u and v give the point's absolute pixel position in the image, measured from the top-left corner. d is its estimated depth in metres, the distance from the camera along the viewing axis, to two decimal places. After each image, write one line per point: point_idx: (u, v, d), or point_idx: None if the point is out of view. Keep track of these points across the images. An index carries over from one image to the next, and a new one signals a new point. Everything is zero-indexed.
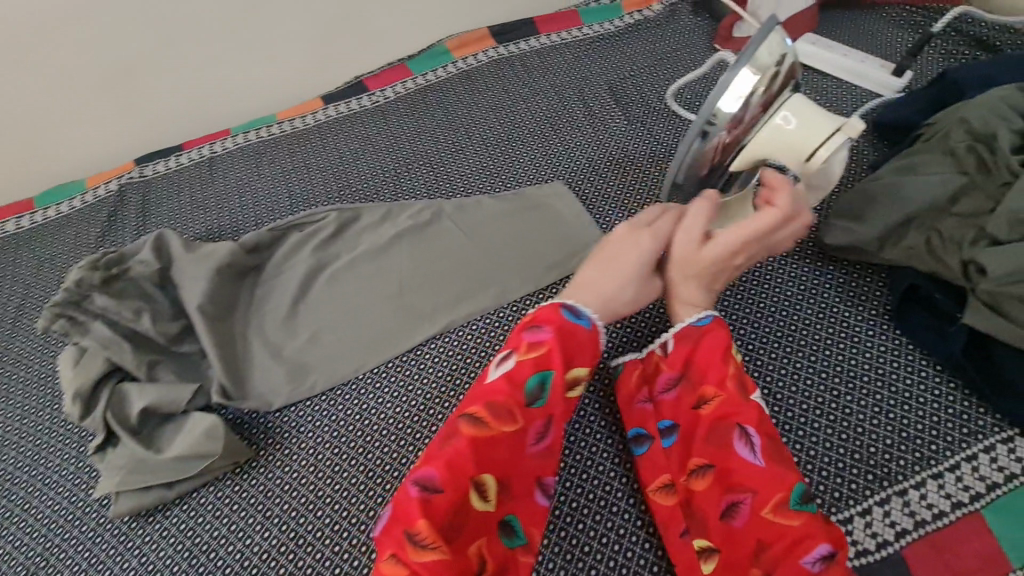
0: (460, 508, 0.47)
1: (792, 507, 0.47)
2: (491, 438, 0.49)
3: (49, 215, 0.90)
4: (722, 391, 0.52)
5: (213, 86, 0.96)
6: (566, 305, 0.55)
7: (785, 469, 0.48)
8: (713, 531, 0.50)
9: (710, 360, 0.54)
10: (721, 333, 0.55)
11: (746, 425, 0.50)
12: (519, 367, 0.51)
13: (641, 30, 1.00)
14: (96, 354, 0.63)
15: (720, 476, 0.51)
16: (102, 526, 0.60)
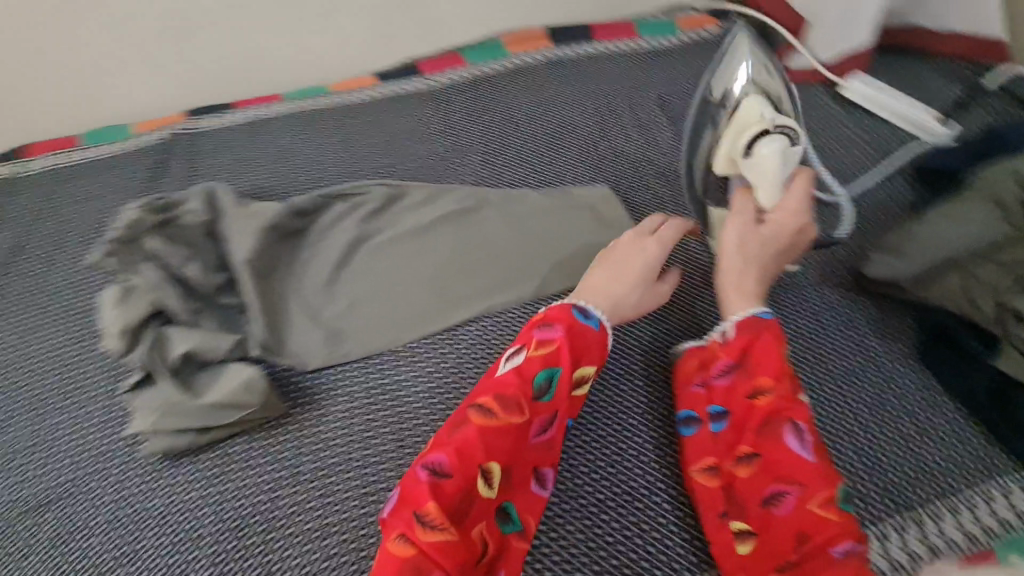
0: (466, 491, 0.51)
1: (835, 505, 0.50)
2: (499, 426, 0.54)
3: (98, 154, 0.91)
4: (776, 387, 0.55)
5: (271, 50, 0.97)
6: (577, 306, 0.61)
7: (828, 468, 0.52)
8: (752, 517, 0.53)
9: (765, 354, 0.56)
10: (775, 331, 0.58)
11: (798, 421, 0.53)
12: (527, 363, 0.56)
13: (694, 50, 1.02)
14: (144, 295, 0.64)
15: (767, 465, 0.53)
16: (132, 462, 0.61)
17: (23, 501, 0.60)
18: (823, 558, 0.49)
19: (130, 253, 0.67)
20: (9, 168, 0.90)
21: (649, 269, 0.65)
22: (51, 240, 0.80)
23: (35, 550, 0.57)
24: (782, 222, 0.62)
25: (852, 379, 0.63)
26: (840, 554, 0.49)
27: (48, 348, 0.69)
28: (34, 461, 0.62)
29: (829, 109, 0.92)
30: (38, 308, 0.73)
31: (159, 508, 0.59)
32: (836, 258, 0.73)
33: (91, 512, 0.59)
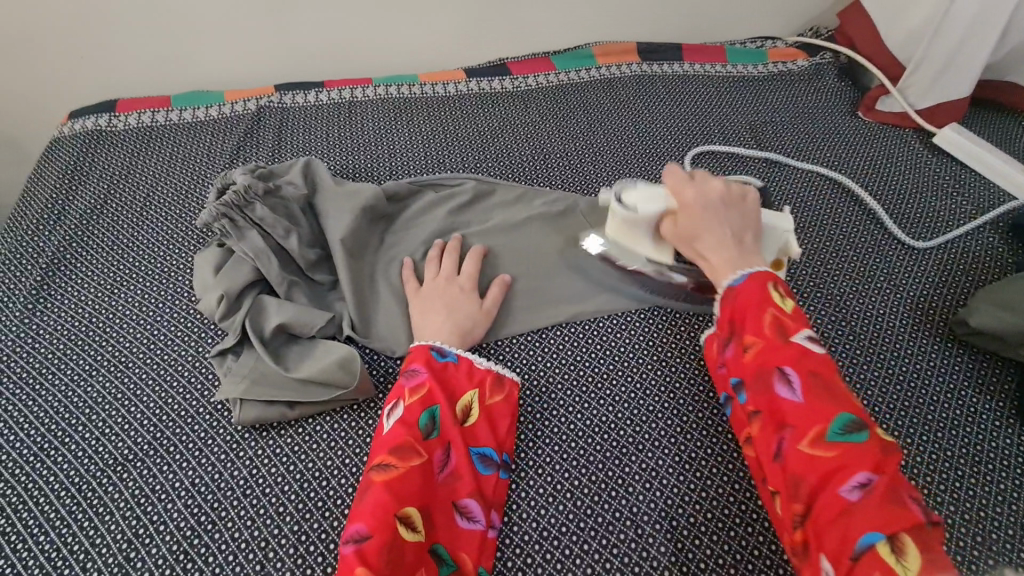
0: (390, 543, 0.49)
1: (831, 442, 0.48)
2: (402, 474, 0.53)
3: (184, 118, 0.90)
4: (759, 337, 0.54)
5: (364, 36, 0.98)
6: (433, 344, 0.62)
7: (826, 405, 0.49)
8: (766, 471, 0.51)
9: (748, 307, 0.56)
10: (755, 282, 0.56)
11: (782, 366, 0.52)
12: (408, 410, 0.57)
13: (783, 82, 1.02)
14: (245, 262, 0.66)
15: (768, 419, 0.52)
16: (216, 428, 0.60)
17: (102, 458, 0.59)
18: (830, 495, 0.46)
19: (238, 219, 0.67)
20: (93, 121, 0.88)
21: (469, 301, 0.67)
22: (139, 199, 0.80)
23: (112, 509, 0.56)
24: (691, 214, 0.62)
25: (945, 429, 0.64)
26: (851, 491, 0.46)
27: (135, 305, 0.69)
28: (117, 416, 0.61)
29: (921, 153, 0.91)
30: (126, 264, 0.73)
31: (242, 479, 0.57)
32: (931, 304, 0.73)
33: (172, 476, 0.57)
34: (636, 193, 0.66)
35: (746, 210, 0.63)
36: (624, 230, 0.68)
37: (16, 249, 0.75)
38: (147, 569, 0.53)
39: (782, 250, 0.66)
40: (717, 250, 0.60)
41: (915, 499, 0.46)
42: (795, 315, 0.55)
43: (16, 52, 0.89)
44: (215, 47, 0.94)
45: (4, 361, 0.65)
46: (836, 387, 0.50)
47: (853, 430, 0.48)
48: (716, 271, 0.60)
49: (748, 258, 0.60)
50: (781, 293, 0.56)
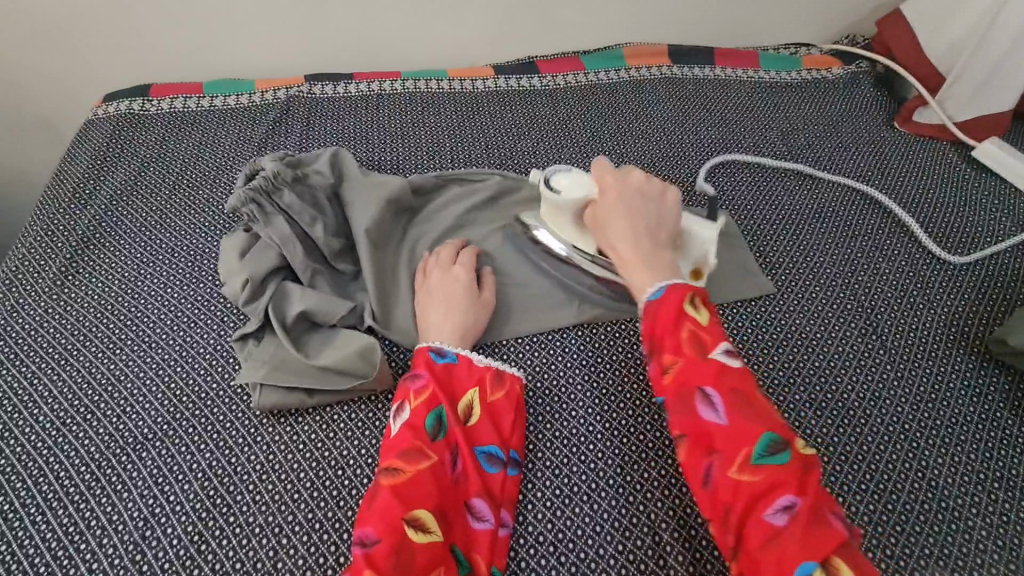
0: (399, 545, 0.47)
1: (755, 463, 0.47)
2: (410, 477, 0.52)
3: (215, 105, 0.90)
4: (679, 357, 0.52)
5: (394, 30, 0.98)
6: (432, 347, 0.61)
7: (748, 423, 0.48)
8: (703, 502, 0.49)
9: (666, 326, 0.53)
10: (673, 297, 0.54)
11: (703, 386, 0.50)
12: (413, 413, 0.56)
13: (817, 90, 1.00)
14: (270, 249, 0.66)
15: (694, 446, 0.50)
16: (235, 412, 0.60)
17: (122, 436, 0.59)
18: (756, 521, 0.45)
19: (266, 204, 0.68)
20: (128, 104, 0.90)
21: (464, 291, 0.66)
22: (168, 182, 0.81)
23: (129, 487, 0.56)
24: (607, 203, 0.63)
25: (980, 451, 0.62)
26: (776, 513, 0.45)
27: (160, 286, 0.70)
28: (138, 395, 0.62)
29: (959, 167, 0.88)
30: (153, 245, 0.74)
31: (259, 464, 0.57)
32: (966, 321, 0.71)
33: (190, 457, 0.58)
34: (567, 176, 0.68)
35: (662, 207, 0.63)
36: (551, 214, 0.69)
37: (47, 227, 0.76)
38: (160, 548, 0.53)
39: (699, 260, 0.66)
40: (628, 241, 0.60)
41: (840, 516, 0.46)
42: (712, 330, 0.53)
43: (56, 35, 0.91)
44: (247, 36, 0.95)
45: (31, 335, 0.66)
46: (756, 404, 0.49)
47: (776, 451, 0.47)
48: (625, 264, 0.60)
49: (657, 254, 0.59)
50: (697, 306, 0.54)
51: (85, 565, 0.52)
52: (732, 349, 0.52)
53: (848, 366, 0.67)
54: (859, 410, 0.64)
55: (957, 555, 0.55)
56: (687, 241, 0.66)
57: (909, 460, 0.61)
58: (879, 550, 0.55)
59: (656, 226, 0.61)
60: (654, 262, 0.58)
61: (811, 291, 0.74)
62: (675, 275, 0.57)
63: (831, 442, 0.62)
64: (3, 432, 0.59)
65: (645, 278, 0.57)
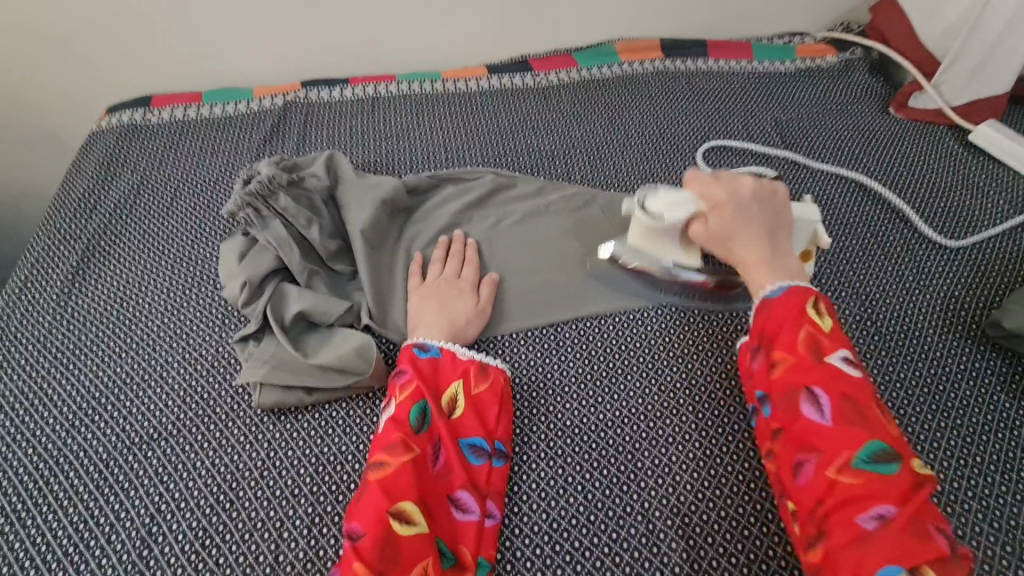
0: (385, 539, 0.50)
1: (857, 466, 0.48)
2: (393, 471, 0.53)
3: (215, 113, 0.92)
4: (792, 355, 0.54)
5: (388, 34, 0.99)
6: (416, 342, 0.63)
7: (854, 430, 0.50)
8: (789, 492, 0.51)
9: (779, 324, 0.56)
10: (792, 298, 0.57)
11: (813, 387, 0.52)
12: (398, 407, 0.57)
13: (812, 79, 1.00)
14: (267, 252, 0.68)
15: (790, 438, 0.52)
16: (236, 411, 0.62)
17: (128, 436, 0.61)
18: (847, 520, 0.47)
19: (262, 208, 0.69)
20: (129, 115, 0.92)
21: (459, 293, 0.68)
22: (170, 190, 0.83)
23: (136, 485, 0.58)
24: (722, 214, 0.62)
25: (978, 435, 0.61)
26: (868, 517, 0.47)
27: (163, 290, 0.72)
28: (143, 397, 0.63)
29: (956, 151, 0.88)
30: (156, 251, 0.76)
31: (260, 461, 0.59)
32: (962, 305, 0.71)
33: (194, 456, 0.59)
34: (660, 199, 0.65)
35: (775, 207, 0.64)
36: (648, 237, 0.67)
37: (53, 237, 0.78)
38: (166, 544, 0.54)
39: (812, 240, 0.67)
40: (753, 247, 0.61)
41: (943, 532, 0.46)
42: (832, 336, 0.55)
43: (59, 49, 0.93)
44: (243, 44, 0.97)
45: (41, 341, 0.68)
46: (870, 412, 0.51)
47: (882, 460, 0.48)
48: (747, 267, 0.61)
49: (780, 257, 0.61)
50: (819, 312, 0.56)
51: (94, 561, 0.54)
52: (851, 358, 0.54)
53: None
54: None
55: (954, 537, 0.55)
56: (798, 227, 0.66)
57: (905, 444, 0.61)
58: None
59: (775, 227, 0.63)
60: (779, 263, 0.61)
61: (807, 279, 0.74)
62: (801, 276, 0.60)
63: None
64: (14, 435, 0.61)
65: (770, 279, 0.60)
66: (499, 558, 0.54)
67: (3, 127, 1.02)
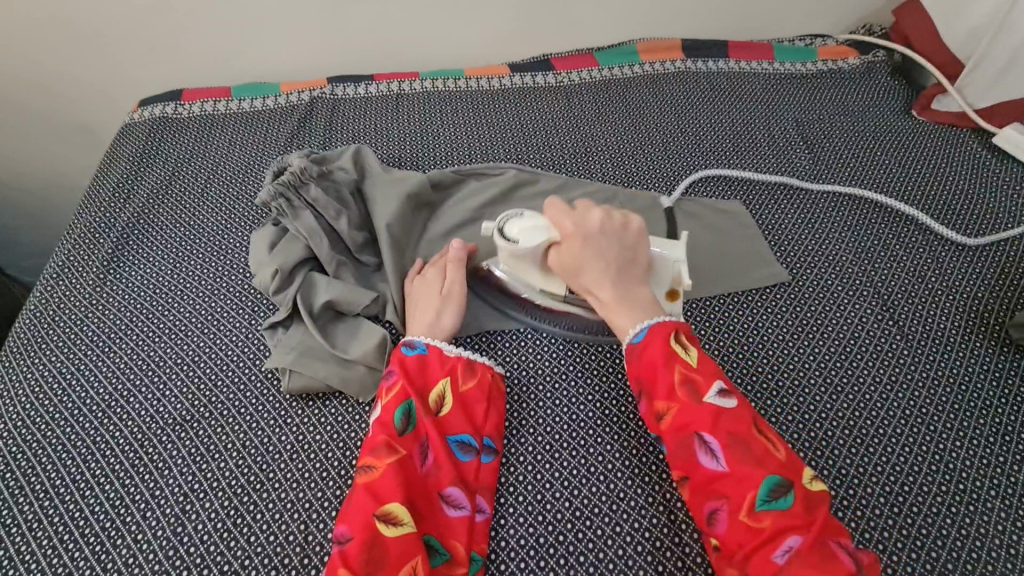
0: (370, 542, 0.49)
1: (759, 506, 0.49)
2: (378, 473, 0.53)
3: (243, 107, 0.94)
4: (672, 401, 0.54)
5: (413, 33, 1.01)
6: (404, 342, 0.63)
7: (749, 469, 0.50)
8: (710, 534, 0.51)
9: (655, 366, 0.56)
10: (659, 335, 0.57)
11: (701, 432, 0.52)
12: (385, 409, 0.57)
13: (833, 80, 1.00)
14: (299, 241, 0.70)
15: (697, 486, 0.52)
16: (267, 396, 0.64)
17: (163, 416, 0.63)
18: (764, 560, 0.47)
19: (294, 198, 0.71)
20: (161, 108, 0.94)
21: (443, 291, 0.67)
22: (200, 181, 0.85)
23: (170, 463, 0.60)
24: (571, 250, 0.61)
25: (999, 434, 0.62)
26: (780, 553, 0.47)
27: (195, 278, 0.74)
28: (177, 380, 0.65)
29: (980, 154, 0.88)
30: (188, 240, 0.78)
31: (291, 443, 0.60)
32: (985, 306, 0.71)
33: (226, 437, 0.61)
34: (519, 225, 0.63)
35: (627, 242, 0.62)
36: (512, 261, 0.65)
37: (89, 224, 0.80)
38: (199, 521, 0.56)
39: (676, 281, 0.64)
40: (604, 286, 0.60)
41: (846, 547, 0.47)
42: (704, 370, 0.55)
43: (93, 42, 0.96)
44: (272, 40, 0.99)
45: (79, 323, 0.71)
46: (756, 446, 0.51)
47: (779, 496, 0.49)
48: (605, 305, 0.61)
49: (634, 291, 0.61)
50: (685, 345, 0.57)
51: (131, 536, 0.56)
52: (726, 387, 0.54)
53: (865, 352, 0.68)
54: (875, 394, 0.64)
55: (978, 535, 0.56)
56: (659, 266, 0.65)
57: (926, 442, 0.61)
58: (896, 531, 0.56)
59: (628, 260, 0.61)
60: (631, 301, 0.60)
61: (826, 278, 0.74)
62: (657, 313, 0.60)
63: (847, 424, 0.62)
64: (53, 413, 0.63)
65: (626, 319, 0.60)
66: (522, 543, 0.55)
67: (38, 118, 1.05)
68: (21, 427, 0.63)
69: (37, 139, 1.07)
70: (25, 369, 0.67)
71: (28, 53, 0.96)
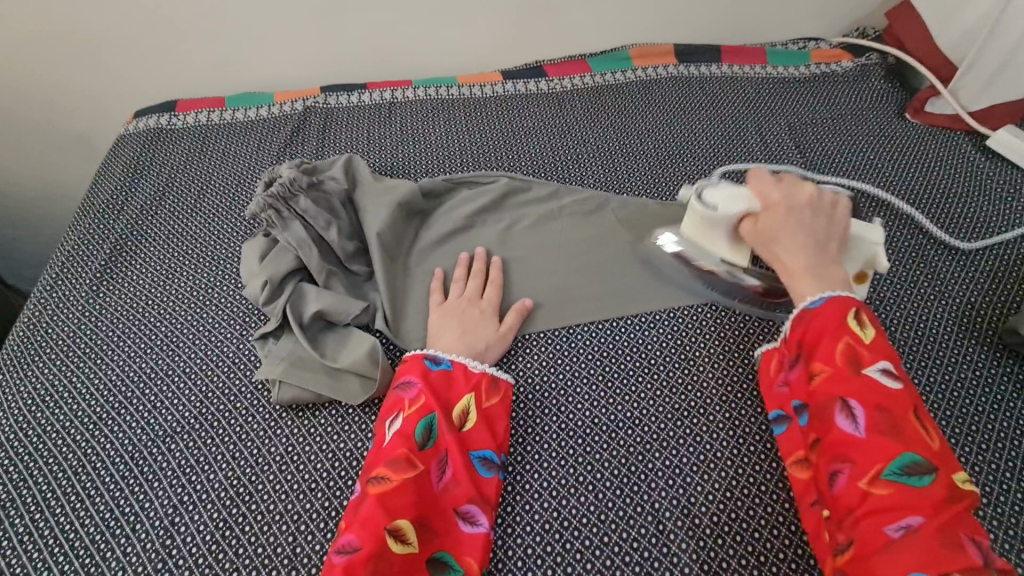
0: (378, 555, 0.50)
1: (889, 477, 0.48)
2: (395, 486, 0.53)
3: (237, 117, 0.95)
4: (830, 366, 0.54)
5: (406, 42, 1.02)
6: (428, 354, 0.63)
7: (891, 442, 0.49)
8: (822, 497, 0.52)
9: (823, 335, 0.56)
10: (834, 309, 0.56)
11: (849, 398, 0.52)
12: (406, 421, 0.58)
13: (826, 84, 1.00)
14: (287, 251, 0.70)
15: (826, 448, 0.52)
16: (256, 406, 0.64)
17: (153, 428, 0.63)
18: (875, 527, 0.47)
19: (283, 209, 0.71)
20: (155, 119, 0.95)
21: (482, 322, 0.67)
22: (194, 192, 0.85)
23: (159, 475, 0.60)
24: (773, 216, 0.63)
25: (993, 441, 0.61)
26: (898, 528, 0.47)
27: (187, 288, 0.74)
28: (167, 392, 0.65)
29: (973, 157, 0.87)
30: (182, 250, 0.78)
31: (279, 455, 0.60)
32: (979, 310, 0.70)
33: (215, 449, 0.61)
34: (717, 192, 0.66)
35: (833, 219, 0.63)
36: (699, 227, 0.67)
37: (84, 235, 0.81)
38: (187, 534, 0.56)
39: (869, 261, 0.65)
40: (798, 253, 0.60)
41: (980, 543, 0.45)
42: (876, 348, 0.54)
43: (88, 53, 0.97)
44: (267, 50, 1.00)
45: (72, 335, 0.71)
46: (908, 428, 0.50)
47: (913, 474, 0.48)
48: (791, 276, 0.61)
49: (827, 267, 0.60)
50: (863, 323, 0.55)
51: (119, 549, 0.56)
52: (894, 369, 0.52)
53: None
54: None
55: None
56: (855, 245, 0.65)
57: None
58: None
59: (829, 235, 0.62)
60: (823, 273, 0.59)
61: None
62: (845, 288, 0.58)
63: None
64: (44, 425, 0.64)
65: (812, 287, 0.59)
66: (510, 555, 0.55)
67: (35, 129, 1.06)
68: (12, 439, 0.63)
69: (37, 150, 1.09)
70: (17, 381, 0.67)
71: (25, 65, 0.97)
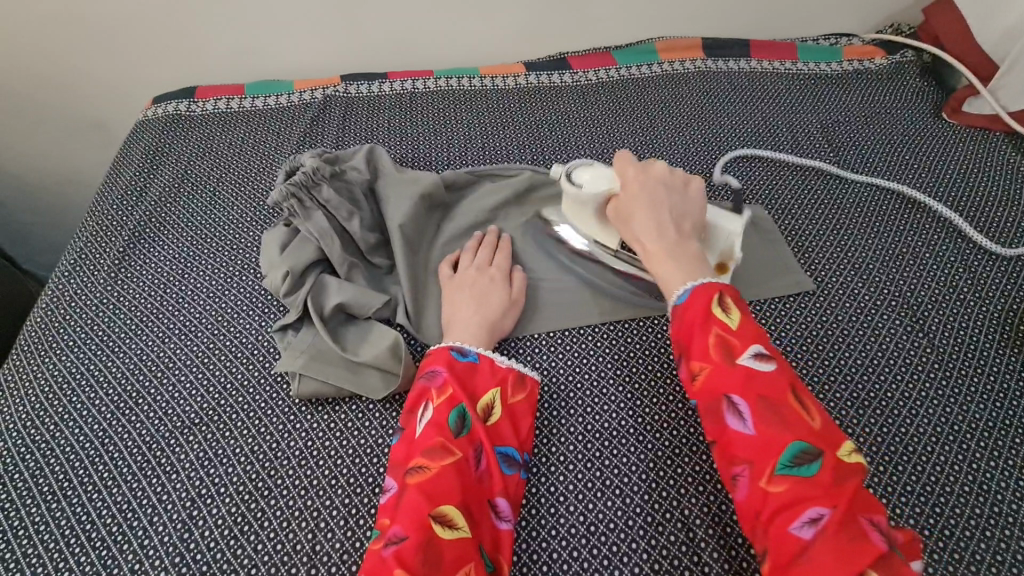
0: (426, 543, 0.47)
1: (781, 473, 0.46)
2: (434, 474, 0.51)
3: (256, 105, 0.93)
4: (706, 363, 0.51)
5: (429, 32, 1.00)
6: (454, 345, 0.61)
7: (774, 433, 0.47)
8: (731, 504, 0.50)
9: (692, 327, 0.53)
10: (699, 300, 0.54)
11: (731, 394, 0.49)
12: (437, 411, 0.56)
13: (859, 81, 0.97)
14: (309, 242, 0.69)
15: (721, 450, 0.50)
16: (276, 399, 0.63)
17: (171, 419, 0.62)
18: (783, 532, 0.45)
19: (306, 198, 0.70)
20: (174, 106, 0.94)
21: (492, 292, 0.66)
22: (212, 179, 0.84)
23: (177, 468, 0.59)
24: (629, 197, 0.62)
25: None
26: (802, 525, 0.44)
27: (206, 277, 0.73)
28: (186, 382, 0.65)
29: (1014, 160, 0.84)
30: (201, 238, 0.77)
31: (298, 450, 0.59)
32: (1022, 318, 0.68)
33: (233, 441, 0.60)
34: (588, 171, 0.65)
35: (688, 198, 0.63)
36: (572, 209, 0.68)
37: (102, 221, 0.80)
38: (205, 527, 0.55)
39: (725, 252, 0.65)
40: (654, 233, 0.59)
41: (878, 525, 0.44)
42: (743, 332, 0.51)
43: (107, 39, 0.96)
44: (288, 38, 0.98)
45: (90, 323, 0.70)
46: (786, 411, 0.48)
47: (803, 463, 0.46)
48: (650, 256, 0.60)
49: (683, 246, 0.59)
50: (727, 309, 0.53)
51: (137, 541, 0.55)
52: (764, 351, 0.50)
53: (893, 365, 0.65)
54: (904, 408, 0.62)
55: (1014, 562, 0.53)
56: (713, 233, 0.65)
57: (958, 463, 0.58)
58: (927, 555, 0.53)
59: (686, 216, 0.61)
60: (680, 252, 0.58)
61: (855, 289, 0.71)
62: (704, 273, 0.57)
63: (875, 441, 0.60)
64: (62, 413, 0.63)
65: (669, 268, 0.58)
66: (535, 558, 0.54)
67: (52, 114, 1.05)
68: (29, 427, 0.62)
69: (54, 136, 1.08)
70: (35, 368, 0.67)
71: (43, 49, 0.95)
